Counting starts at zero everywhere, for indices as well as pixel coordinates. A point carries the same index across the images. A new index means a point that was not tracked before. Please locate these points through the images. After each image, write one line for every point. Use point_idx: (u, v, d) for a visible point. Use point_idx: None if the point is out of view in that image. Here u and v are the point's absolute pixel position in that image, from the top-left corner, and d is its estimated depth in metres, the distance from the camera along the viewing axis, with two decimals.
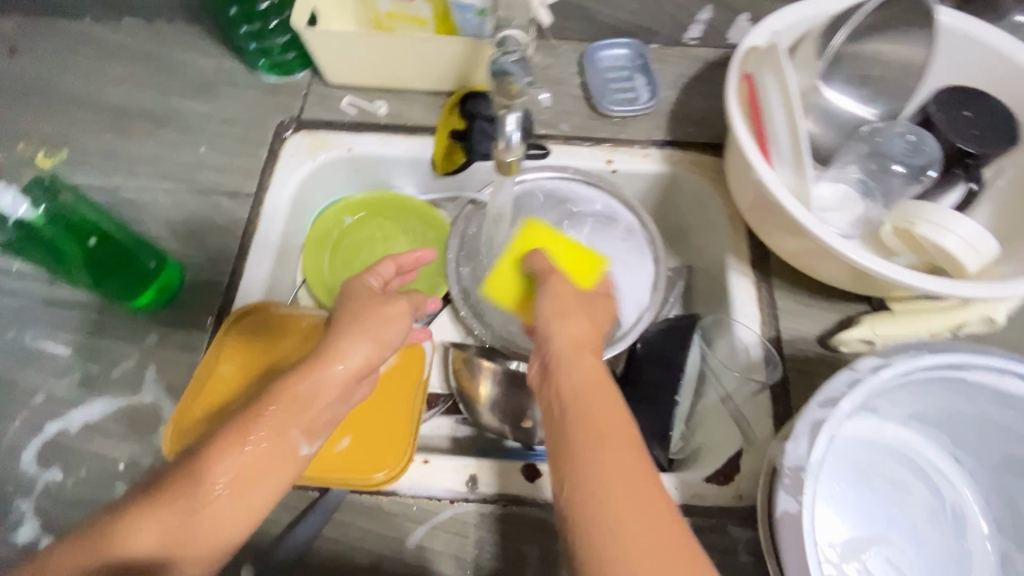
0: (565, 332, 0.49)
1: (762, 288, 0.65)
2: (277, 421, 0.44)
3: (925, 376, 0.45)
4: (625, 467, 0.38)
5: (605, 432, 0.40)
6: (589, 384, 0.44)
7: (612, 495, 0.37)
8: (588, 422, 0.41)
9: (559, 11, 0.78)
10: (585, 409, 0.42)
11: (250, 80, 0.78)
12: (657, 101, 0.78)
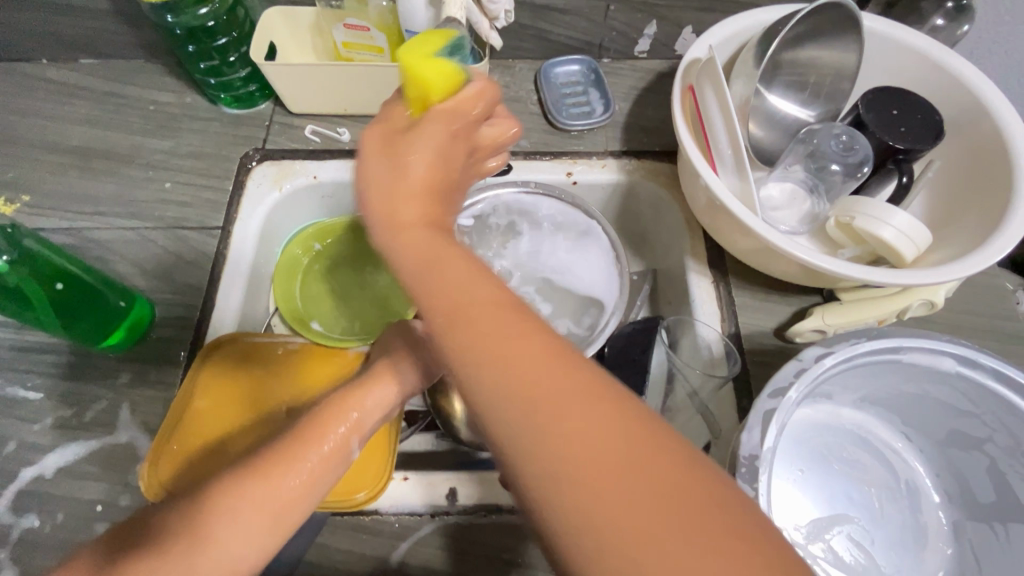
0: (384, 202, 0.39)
1: (720, 287, 0.69)
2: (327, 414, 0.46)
3: (867, 362, 0.48)
4: (522, 355, 0.31)
5: (507, 310, 0.32)
6: (451, 280, 0.34)
7: (545, 411, 0.29)
8: (452, 301, 0.33)
9: (512, 33, 0.81)
10: (443, 291, 0.34)
11: (212, 114, 0.79)
12: (611, 114, 0.81)
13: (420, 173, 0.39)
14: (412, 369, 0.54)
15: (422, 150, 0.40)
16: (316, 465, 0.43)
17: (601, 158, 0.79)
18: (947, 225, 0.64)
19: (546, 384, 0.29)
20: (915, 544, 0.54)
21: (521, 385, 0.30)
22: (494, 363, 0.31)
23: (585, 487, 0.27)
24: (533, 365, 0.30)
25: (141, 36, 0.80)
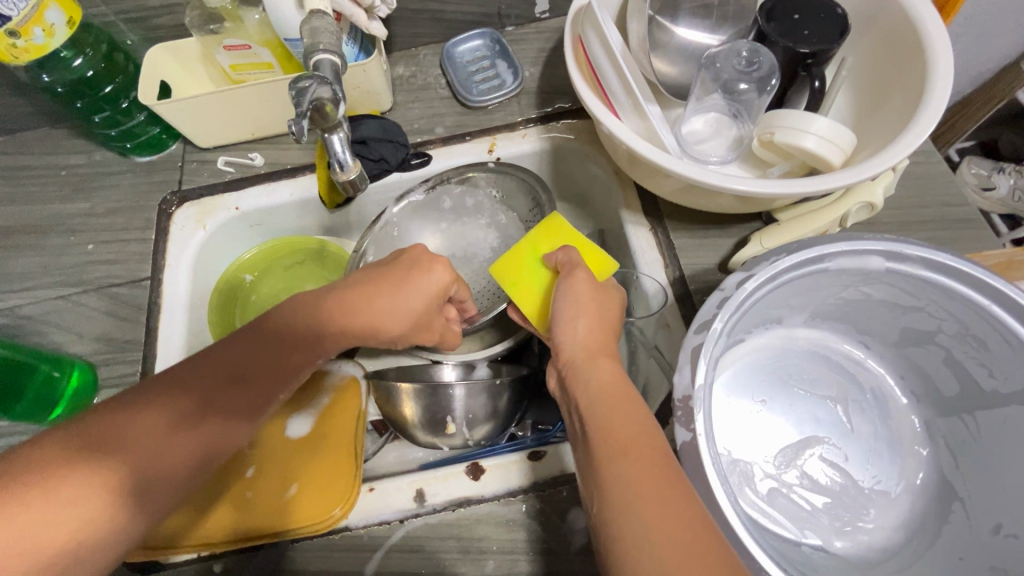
0: (575, 337, 0.50)
1: (658, 233, 0.67)
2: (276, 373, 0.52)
3: (795, 277, 0.46)
4: (625, 414, 0.43)
5: (631, 448, 0.40)
6: (610, 388, 0.45)
7: (617, 450, 0.41)
8: (613, 438, 0.41)
9: (407, 20, 0.78)
10: (598, 367, 0.47)
11: (124, 166, 0.78)
12: (523, 81, 0.78)
13: (582, 331, 0.50)
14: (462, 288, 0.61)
15: (575, 321, 0.51)
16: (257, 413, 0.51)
17: (521, 128, 0.76)
18: (871, 120, 0.61)
19: (637, 438, 0.41)
20: (889, 451, 0.52)
21: (604, 434, 0.42)
22: (618, 447, 0.41)
23: (645, 518, 0.36)
24: (626, 429, 0.42)
25: (37, 102, 0.78)
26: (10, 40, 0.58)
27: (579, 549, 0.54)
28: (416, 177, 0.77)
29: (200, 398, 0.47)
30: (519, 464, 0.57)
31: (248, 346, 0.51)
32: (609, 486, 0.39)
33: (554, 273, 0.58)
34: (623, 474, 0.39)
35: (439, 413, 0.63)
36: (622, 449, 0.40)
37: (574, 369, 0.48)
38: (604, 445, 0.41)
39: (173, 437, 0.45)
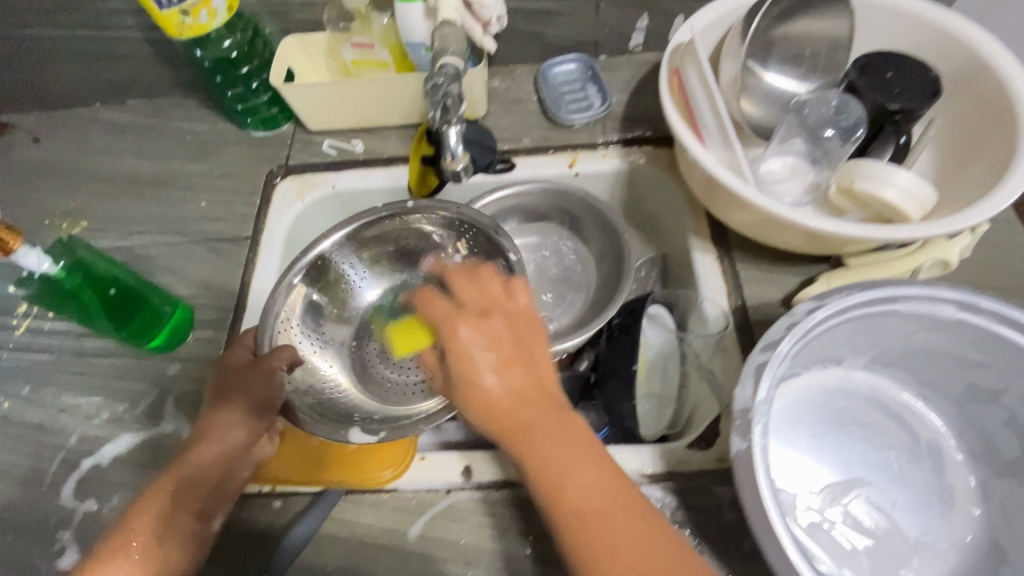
0: (483, 402, 0.44)
1: (724, 262, 0.69)
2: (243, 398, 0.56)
3: (865, 314, 0.48)
4: (573, 472, 0.41)
5: (592, 513, 0.40)
6: (559, 477, 0.41)
7: (579, 526, 0.40)
8: (575, 509, 0.40)
9: (510, 39, 0.85)
10: (535, 454, 0.42)
11: (242, 137, 0.87)
12: (609, 105, 0.83)
13: (503, 389, 0.43)
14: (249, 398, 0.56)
15: (485, 381, 0.44)
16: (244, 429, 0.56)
17: (603, 148, 0.81)
18: (955, 182, 0.63)
19: (625, 543, 0.38)
20: (937, 505, 0.52)
21: (578, 532, 0.39)
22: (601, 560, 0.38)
23: None
24: (579, 486, 0.41)
25: (179, 73, 0.89)
26: (180, 17, 0.67)
27: None
28: (498, 182, 0.82)
29: (220, 442, 0.55)
30: None
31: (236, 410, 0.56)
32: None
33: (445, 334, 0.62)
34: (596, 554, 0.38)
35: None
36: (604, 561, 0.38)
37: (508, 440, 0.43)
38: (584, 564, 0.38)
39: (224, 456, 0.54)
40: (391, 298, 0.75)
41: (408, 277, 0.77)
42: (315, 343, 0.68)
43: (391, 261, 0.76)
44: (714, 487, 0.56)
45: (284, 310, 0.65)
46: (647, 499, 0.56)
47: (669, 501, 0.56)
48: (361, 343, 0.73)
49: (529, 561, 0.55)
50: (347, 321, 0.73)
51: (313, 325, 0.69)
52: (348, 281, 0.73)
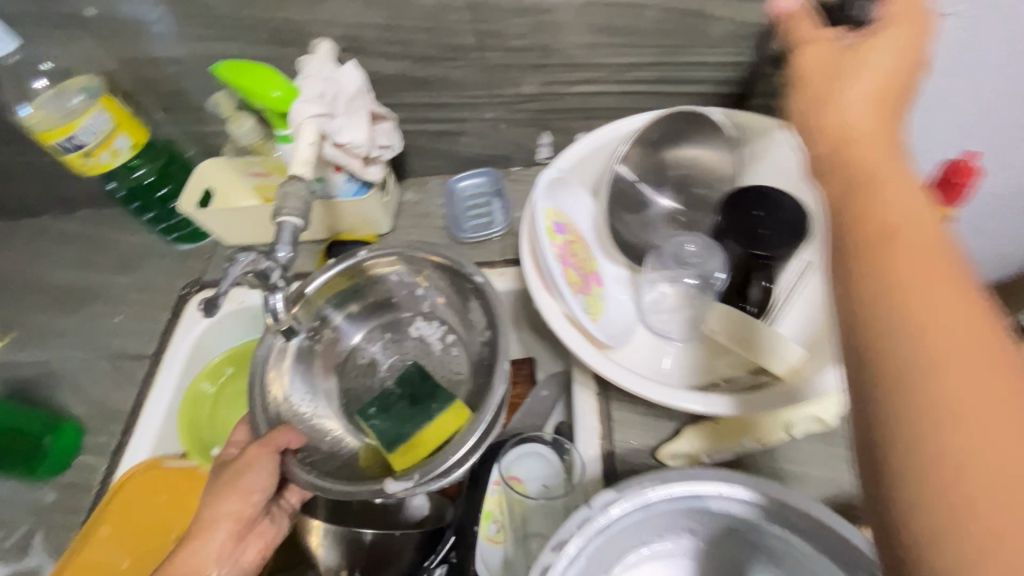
0: (841, 117, 0.35)
1: (602, 400, 0.65)
2: (224, 491, 0.57)
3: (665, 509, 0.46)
4: (929, 268, 0.28)
5: (951, 344, 0.26)
6: (909, 267, 0.28)
7: (926, 363, 0.26)
8: (911, 305, 0.27)
9: (418, 155, 0.86)
10: (863, 160, 0.33)
11: (165, 250, 0.90)
12: (512, 222, 0.83)
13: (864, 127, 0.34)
14: (259, 482, 0.58)
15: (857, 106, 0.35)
16: (236, 516, 0.57)
17: (500, 266, 0.80)
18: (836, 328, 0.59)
19: (985, 413, 0.25)
20: None
21: (936, 380, 0.26)
22: (835, 144, 0.34)
23: (948, 433, 0.25)
24: (944, 298, 0.27)
25: None
26: (83, 159, 0.71)
27: None
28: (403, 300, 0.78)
29: (200, 534, 0.56)
30: None
31: (225, 501, 0.57)
32: (882, 443, 0.27)
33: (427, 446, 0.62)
34: (939, 388, 0.26)
35: None
36: (882, 228, 0.30)
37: (841, 183, 0.32)
38: (857, 314, 0.29)
39: (218, 551, 0.56)
40: (377, 337, 0.75)
41: (386, 314, 0.75)
42: (306, 401, 0.68)
43: (367, 302, 0.73)
44: None
45: (262, 384, 0.64)
46: None
47: None
48: (351, 387, 0.73)
49: None
50: (332, 368, 0.72)
51: (305, 384, 0.69)
52: (329, 328, 0.72)
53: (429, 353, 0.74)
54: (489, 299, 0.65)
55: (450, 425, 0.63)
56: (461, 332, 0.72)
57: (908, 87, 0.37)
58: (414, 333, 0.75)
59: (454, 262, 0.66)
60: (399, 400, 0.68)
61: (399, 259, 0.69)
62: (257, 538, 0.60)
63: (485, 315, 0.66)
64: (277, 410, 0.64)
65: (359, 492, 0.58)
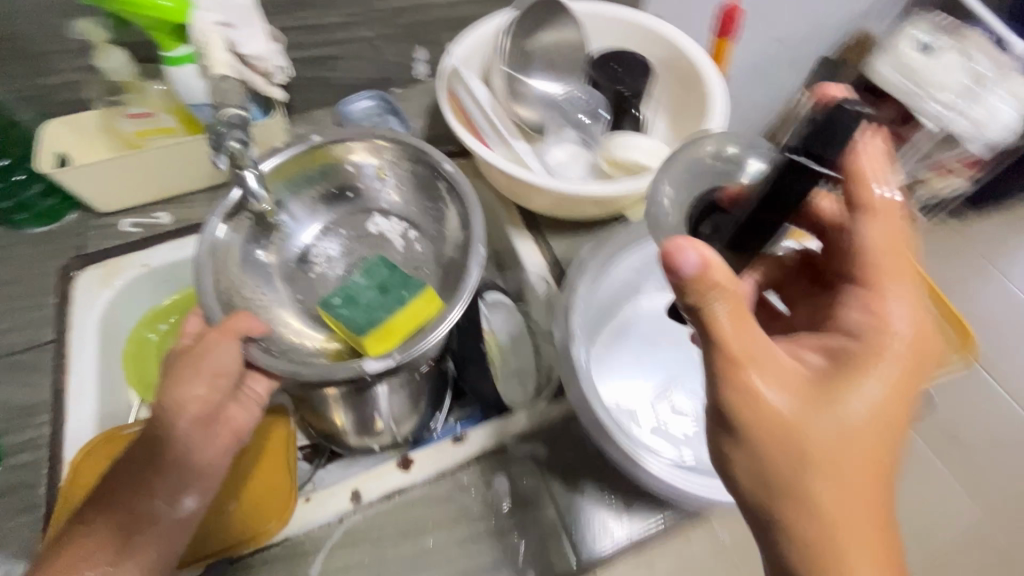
0: (749, 390, 0.40)
1: (539, 242, 0.80)
2: (186, 375, 0.56)
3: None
4: (841, 464, 0.40)
5: (827, 462, 0.40)
6: (835, 459, 0.40)
7: (810, 477, 0.40)
8: (801, 453, 0.40)
9: (302, 87, 0.89)
10: (813, 451, 0.40)
11: (16, 236, 0.77)
12: (412, 131, 0.91)
13: (864, 410, 0.41)
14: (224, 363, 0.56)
15: (752, 369, 0.40)
16: (201, 399, 0.56)
17: None
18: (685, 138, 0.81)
19: (858, 520, 0.40)
20: None
21: (807, 475, 0.40)
22: (770, 482, 0.41)
23: (828, 533, 0.40)
24: (849, 456, 0.40)
25: None
26: None
27: (506, 510, 0.59)
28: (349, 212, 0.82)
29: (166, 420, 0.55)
30: (445, 451, 0.62)
31: (187, 385, 0.56)
32: (778, 530, 0.41)
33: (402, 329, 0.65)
34: (818, 484, 0.40)
35: (365, 415, 0.65)
36: (782, 431, 0.40)
37: (755, 396, 0.40)
38: (777, 466, 0.41)
39: (186, 435, 0.55)
40: (333, 234, 0.80)
41: (344, 209, 0.81)
42: (261, 292, 0.72)
43: (326, 196, 0.79)
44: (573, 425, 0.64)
45: (208, 266, 0.65)
46: (519, 455, 0.62)
47: (539, 451, 0.63)
48: (304, 281, 0.77)
49: (432, 552, 0.57)
50: (284, 266, 0.76)
51: (259, 276, 0.73)
52: (278, 225, 0.76)
53: (389, 246, 0.80)
54: (455, 178, 0.72)
55: (422, 309, 0.67)
56: (417, 227, 0.80)
57: (897, 441, 0.42)
58: (372, 228, 0.81)
59: (417, 146, 0.74)
60: (367, 289, 0.70)
61: (361, 147, 0.75)
62: (225, 428, 0.58)
63: (458, 208, 0.73)
64: (226, 291, 0.67)
65: (332, 374, 0.57)
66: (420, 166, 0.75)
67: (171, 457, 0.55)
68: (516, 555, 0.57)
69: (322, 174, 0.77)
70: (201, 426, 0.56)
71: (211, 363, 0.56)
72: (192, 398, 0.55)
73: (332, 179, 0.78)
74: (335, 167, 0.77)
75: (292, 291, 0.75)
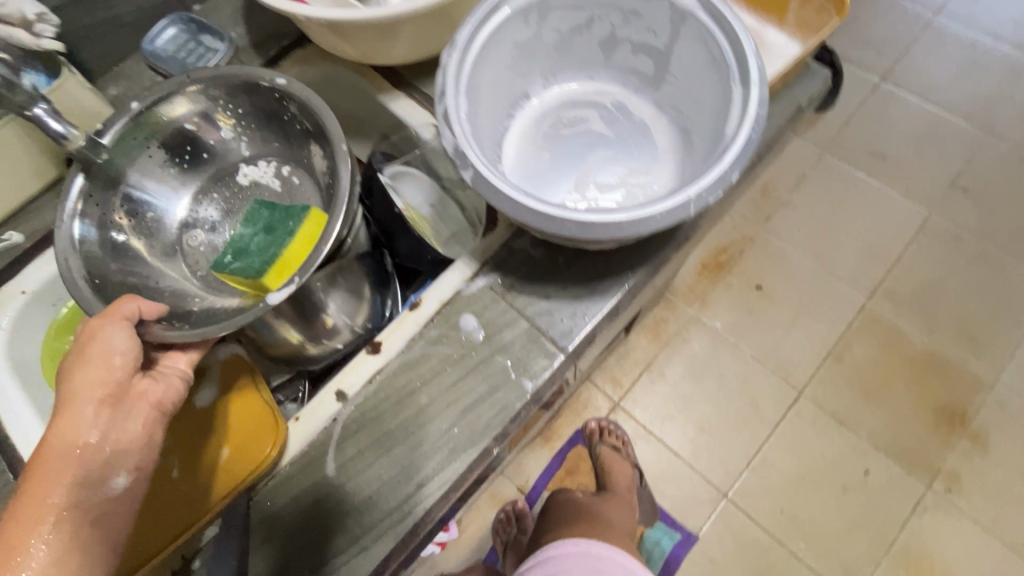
0: None
1: (414, 96, 0.74)
2: (78, 365, 0.43)
3: (506, 23, 0.57)
4: None
5: None
6: None
7: None
8: None
9: (89, 41, 0.76)
10: None
11: None
12: (234, 41, 0.80)
13: None
14: (125, 336, 0.45)
15: None
16: (111, 386, 0.43)
17: None
18: None
19: None
20: (644, 144, 0.65)
21: None
22: None
23: None
24: None
25: None
26: None
27: (483, 341, 0.60)
28: (211, 172, 0.72)
29: (66, 427, 0.41)
30: (405, 320, 0.61)
31: (81, 378, 0.42)
32: None
33: (299, 254, 0.58)
34: None
35: (316, 325, 0.64)
36: None
37: None
38: None
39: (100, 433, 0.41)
40: (206, 200, 0.72)
41: (206, 171, 0.72)
42: (149, 280, 0.64)
43: (178, 161, 0.69)
44: (513, 242, 0.63)
45: (77, 264, 0.56)
46: (476, 291, 0.62)
47: (493, 280, 0.62)
48: (192, 256, 0.69)
49: (431, 406, 0.58)
50: (165, 250, 0.68)
51: (142, 265, 0.65)
52: (138, 207, 0.67)
53: (267, 190, 0.72)
54: (296, 94, 0.62)
55: (314, 230, 0.60)
56: (288, 162, 0.72)
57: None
58: (243, 179, 0.73)
59: (246, 73, 0.63)
60: (255, 235, 0.63)
61: (185, 98, 0.64)
62: (140, 402, 0.44)
63: (313, 127, 0.64)
64: (106, 283, 0.59)
65: (240, 320, 0.53)
66: (257, 93, 0.65)
67: (77, 440, 0.40)
68: (508, 372, 0.58)
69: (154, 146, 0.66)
70: (122, 420, 0.43)
71: (110, 341, 0.44)
72: (99, 387, 0.43)
73: (172, 148, 0.68)
74: (164, 134, 0.66)
75: (188, 269, 0.68)
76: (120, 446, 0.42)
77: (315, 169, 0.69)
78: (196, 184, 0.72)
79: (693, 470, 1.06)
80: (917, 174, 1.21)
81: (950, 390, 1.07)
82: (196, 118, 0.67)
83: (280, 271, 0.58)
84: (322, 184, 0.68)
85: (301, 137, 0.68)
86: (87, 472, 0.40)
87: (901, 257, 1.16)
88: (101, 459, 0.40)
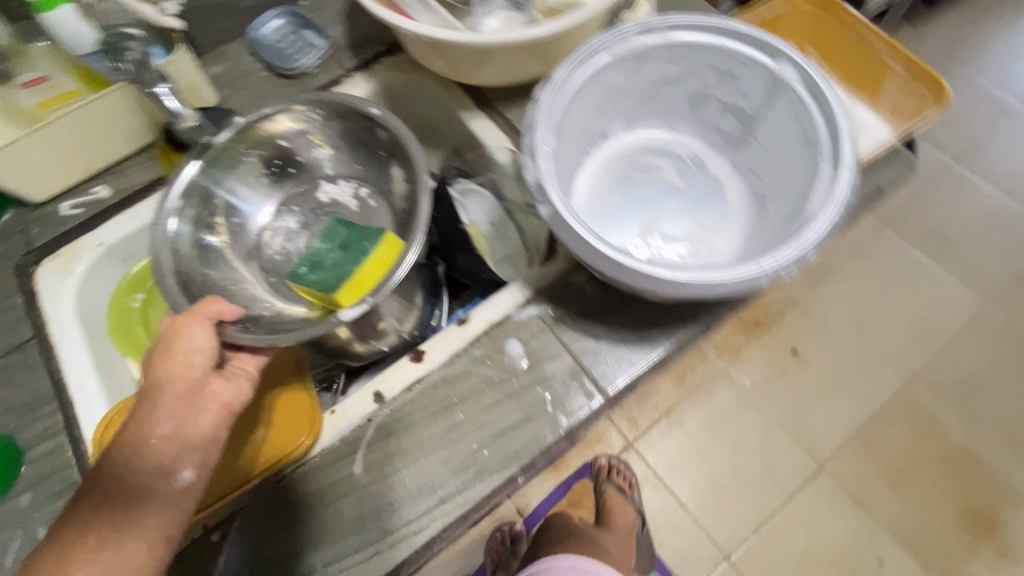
0: None
1: (494, 118, 0.76)
2: (158, 362, 0.45)
3: (602, 68, 0.58)
4: None
5: None
6: None
7: None
8: None
9: (202, 20, 0.81)
10: None
11: None
12: (332, 39, 0.84)
13: None
14: (202, 337, 0.47)
15: None
16: (184, 383, 0.44)
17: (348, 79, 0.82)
18: None
19: None
20: (714, 202, 0.65)
21: None
22: None
23: None
24: None
25: None
26: None
27: (525, 370, 0.60)
28: (295, 185, 0.76)
29: (141, 420, 0.42)
30: (452, 334, 0.62)
31: (159, 373, 0.44)
32: None
33: (373, 276, 0.58)
34: None
35: (365, 325, 0.66)
36: None
37: None
38: None
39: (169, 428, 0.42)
40: (288, 211, 0.75)
41: (291, 184, 0.75)
42: (229, 280, 0.67)
43: (269, 174, 0.72)
44: (571, 277, 0.63)
45: (168, 261, 0.59)
46: (526, 319, 0.62)
47: (545, 310, 0.62)
48: (268, 263, 0.72)
49: (465, 424, 0.59)
50: (245, 253, 0.71)
51: (224, 266, 0.67)
52: (229, 211, 0.69)
53: (344, 210, 0.76)
54: (388, 125, 0.64)
55: (389, 253, 0.60)
56: (369, 186, 0.75)
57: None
58: (323, 197, 0.77)
59: (344, 100, 0.66)
60: (331, 250, 0.63)
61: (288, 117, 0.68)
62: (212, 399, 0.45)
63: (399, 157, 0.67)
64: (191, 281, 0.61)
65: (313, 332, 0.55)
66: (352, 120, 0.68)
67: (151, 433, 0.42)
68: (545, 405, 0.59)
69: (252, 158, 0.69)
70: (191, 416, 0.43)
71: (187, 341, 0.46)
72: (174, 383, 0.44)
73: (266, 161, 0.71)
74: (260, 148, 0.69)
75: (262, 274, 0.71)
76: (188, 442, 0.43)
77: (393, 197, 0.72)
78: (280, 195, 0.75)
79: (701, 528, 1.03)
80: (983, 266, 1.17)
81: (984, 495, 1.02)
82: (292, 135, 0.70)
83: (354, 290, 0.58)
84: (398, 208, 0.71)
85: (383, 165, 0.71)
86: (154, 467, 0.41)
87: (954, 349, 1.11)
88: (167, 454, 0.41)
